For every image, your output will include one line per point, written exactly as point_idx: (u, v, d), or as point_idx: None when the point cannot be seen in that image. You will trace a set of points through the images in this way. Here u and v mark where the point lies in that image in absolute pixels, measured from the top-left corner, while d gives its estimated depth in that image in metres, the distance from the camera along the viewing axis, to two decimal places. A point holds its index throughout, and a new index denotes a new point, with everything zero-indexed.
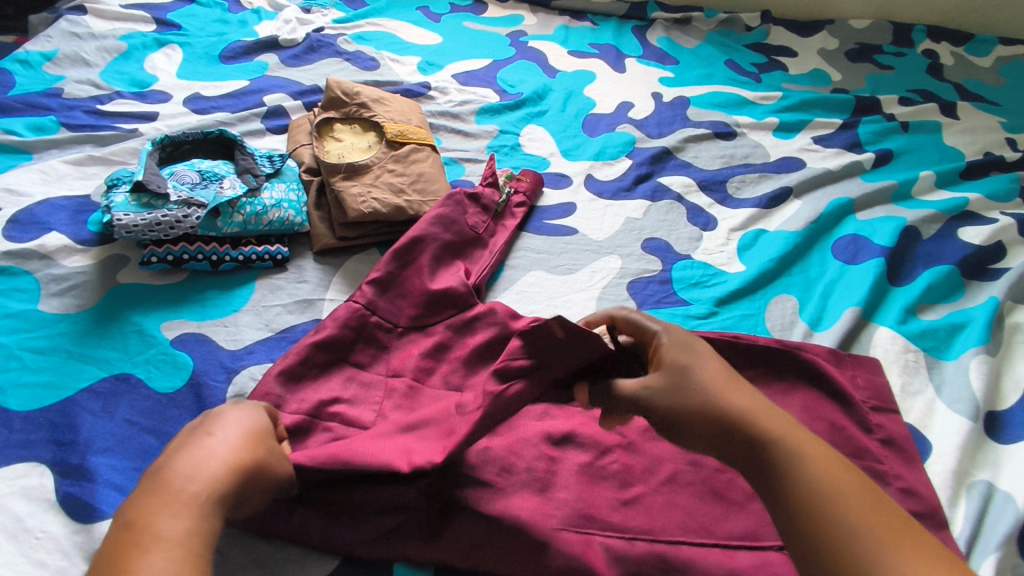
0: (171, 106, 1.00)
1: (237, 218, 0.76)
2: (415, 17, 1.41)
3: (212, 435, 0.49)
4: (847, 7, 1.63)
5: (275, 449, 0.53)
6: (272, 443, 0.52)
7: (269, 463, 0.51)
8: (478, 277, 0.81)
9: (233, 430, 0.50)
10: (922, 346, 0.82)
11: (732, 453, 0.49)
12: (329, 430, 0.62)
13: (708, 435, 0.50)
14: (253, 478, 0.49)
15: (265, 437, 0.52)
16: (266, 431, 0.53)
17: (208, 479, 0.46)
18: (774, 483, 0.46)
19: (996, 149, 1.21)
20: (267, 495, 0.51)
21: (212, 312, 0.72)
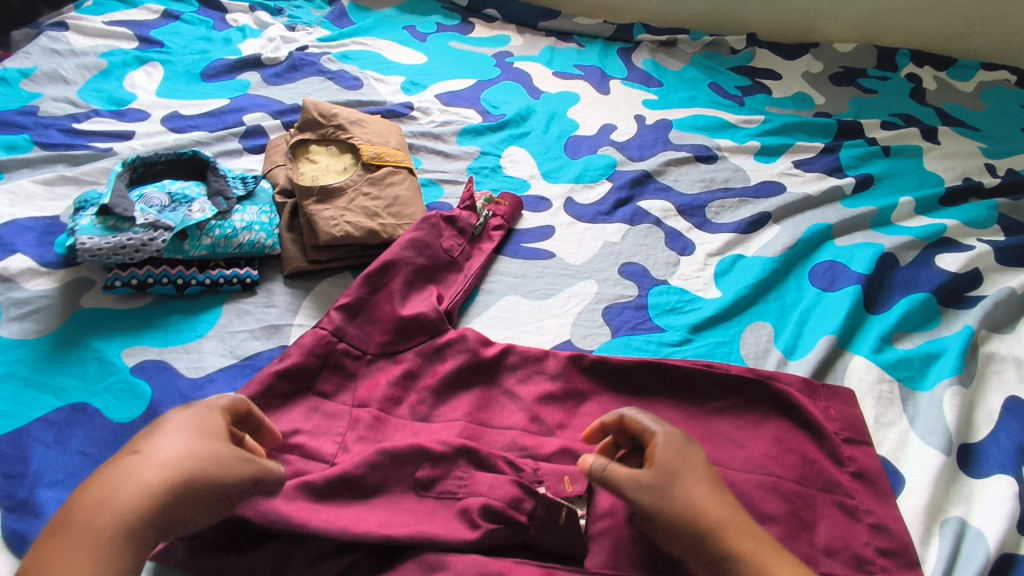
0: (148, 125, 0.99)
1: (205, 241, 0.75)
2: (401, 36, 1.41)
3: (142, 450, 0.48)
4: (832, 30, 1.65)
5: (228, 448, 0.50)
6: (215, 448, 0.50)
7: (214, 462, 0.49)
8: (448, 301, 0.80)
9: (167, 442, 0.49)
10: (898, 376, 0.82)
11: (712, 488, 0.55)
12: (289, 463, 0.60)
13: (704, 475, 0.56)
14: (190, 486, 0.47)
15: (213, 437, 0.51)
16: (220, 432, 0.52)
17: (133, 495, 0.45)
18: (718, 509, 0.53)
19: (975, 175, 1.22)
20: (219, 499, 0.49)
21: (175, 337, 0.71)
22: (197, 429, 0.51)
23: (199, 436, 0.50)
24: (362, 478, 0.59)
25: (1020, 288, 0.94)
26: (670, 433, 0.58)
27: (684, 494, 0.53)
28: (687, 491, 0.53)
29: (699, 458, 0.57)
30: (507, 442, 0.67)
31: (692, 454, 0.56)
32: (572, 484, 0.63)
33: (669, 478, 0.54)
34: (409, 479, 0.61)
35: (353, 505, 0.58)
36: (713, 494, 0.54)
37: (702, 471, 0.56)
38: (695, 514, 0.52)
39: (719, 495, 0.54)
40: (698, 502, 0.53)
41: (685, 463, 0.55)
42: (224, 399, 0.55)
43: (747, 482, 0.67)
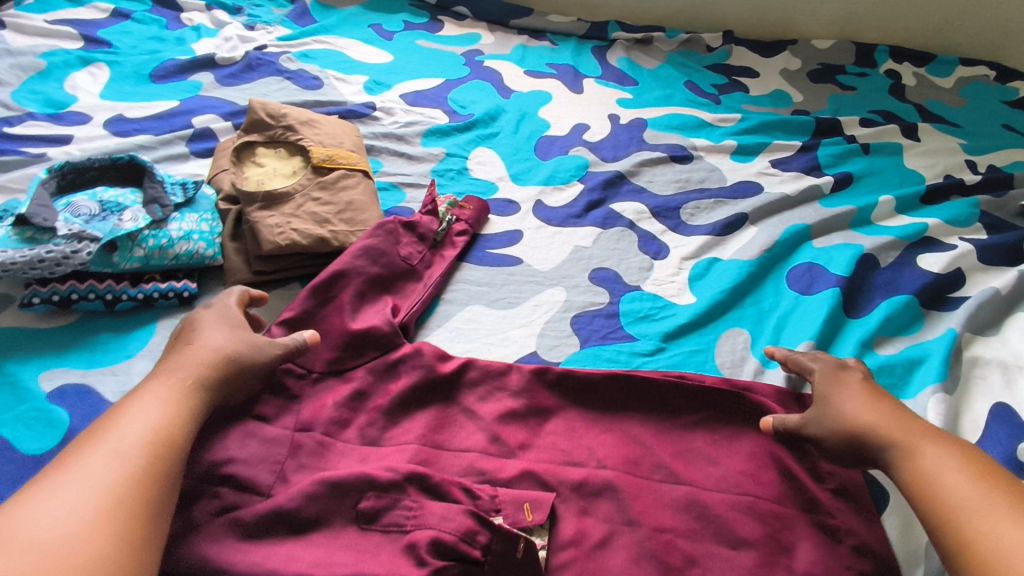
0: (88, 129, 0.93)
1: (137, 252, 0.69)
2: (366, 34, 1.36)
3: (194, 339, 0.60)
4: (810, 26, 1.62)
5: (260, 337, 0.62)
6: (247, 333, 0.62)
7: (248, 346, 0.61)
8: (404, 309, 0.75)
9: (212, 331, 0.61)
10: (880, 383, 0.78)
11: (861, 395, 0.62)
12: (219, 497, 0.55)
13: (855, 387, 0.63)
14: (231, 364, 0.59)
15: (238, 328, 0.62)
16: (241, 326, 0.63)
17: (192, 367, 0.57)
18: (869, 409, 0.61)
19: (956, 172, 1.19)
20: (256, 371, 0.60)
21: (102, 358, 0.66)
22: (225, 323, 0.62)
23: (231, 328, 0.62)
24: (298, 514, 0.55)
25: (1005, 288, 0.90)
26: (825, 364, 0.68)
27: (833, 407, 0.62)
28: (839, 403, 0.62)
29: (855, 379, 0.65)
30: (462, 465, 0.63)
31: (847, 375, 0.66)
32: (532, 512, 0.59)
33: (824, 396, 0.64)
34: (351, 511, 0.56)
35: (289, 545, 0.53)
36: (862, 398, 0.62)
37: (859, 386, 0.63)
38: (851, 421, 0.60)
39: (876, 403, 0.61)
40: (852, 411, 0.61)
41: (842, 382, 0.65)
42: (232, 295, 0.66)
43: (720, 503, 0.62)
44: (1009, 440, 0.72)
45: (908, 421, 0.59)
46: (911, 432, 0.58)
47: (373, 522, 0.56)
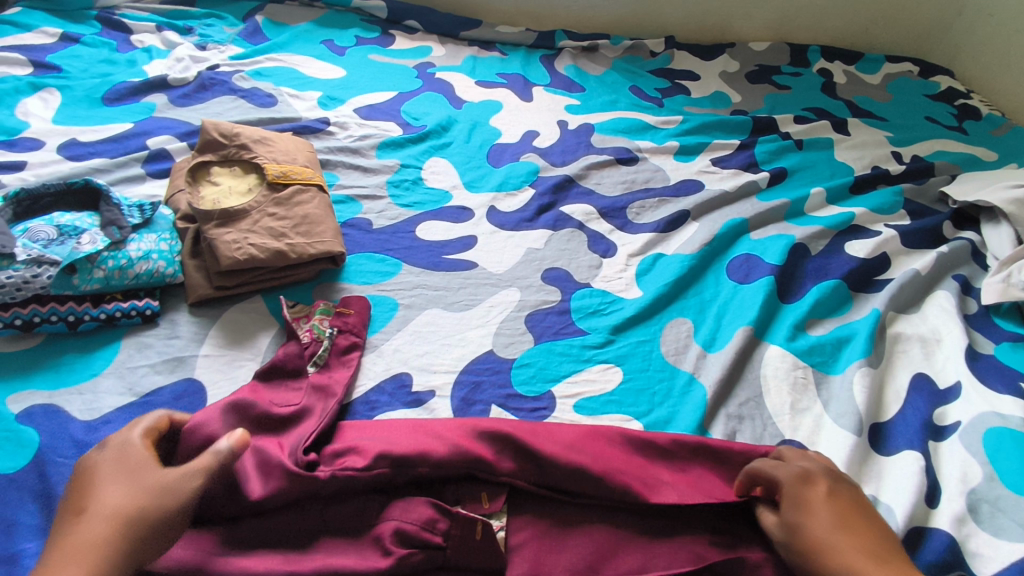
0: (42, 154, 0.95)
1: (97, 274, 0.71)
2: (318, 50, 1.39)
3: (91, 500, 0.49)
4: (746, 30, 1.71)
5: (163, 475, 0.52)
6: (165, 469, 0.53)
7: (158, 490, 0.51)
8: (300, 446, 0.61)
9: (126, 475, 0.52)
10: (811, 362, 0.85)
11: (839, 518, 0.56)
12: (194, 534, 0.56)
13: (834, 507, 0.57)
14: (141, 523, 0.48)
15: (142, 466, 0.53)
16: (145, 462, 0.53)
17: (91, 548, 0.46)
18: (840, 538, 0.54)
19: (882, 163, 1.28)
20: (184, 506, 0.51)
21: (68, 378, 0.68)
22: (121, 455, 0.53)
23: (132, 474, 0.52)
24: (265, 517, 0.57)
25: (923, 268, 0.98)
26: (786, 475, 0.59)
27: (804, 539, 0.55)
28: (807, 528, 0.55)
29: (825, 504, 0.57)
30: None
31: (810, 493, 0.58)
32: (490, 500, 0.62)
33: (790, 522, 0.57)
34: (318, 511, 0.59)
35: (259, 547, 0.56)
36: (836, 520, 0.55)
37: (831, 506, 0.57)
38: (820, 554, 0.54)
39: (848, 527, 0.55)
40: (824, 548, 0.54)
41: (806, 506, 0.57)
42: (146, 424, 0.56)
43: (674, 497, 0.63)
44: (926, 407, 0.79)
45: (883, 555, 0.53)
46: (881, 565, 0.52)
47: (338, 515, 0.59)
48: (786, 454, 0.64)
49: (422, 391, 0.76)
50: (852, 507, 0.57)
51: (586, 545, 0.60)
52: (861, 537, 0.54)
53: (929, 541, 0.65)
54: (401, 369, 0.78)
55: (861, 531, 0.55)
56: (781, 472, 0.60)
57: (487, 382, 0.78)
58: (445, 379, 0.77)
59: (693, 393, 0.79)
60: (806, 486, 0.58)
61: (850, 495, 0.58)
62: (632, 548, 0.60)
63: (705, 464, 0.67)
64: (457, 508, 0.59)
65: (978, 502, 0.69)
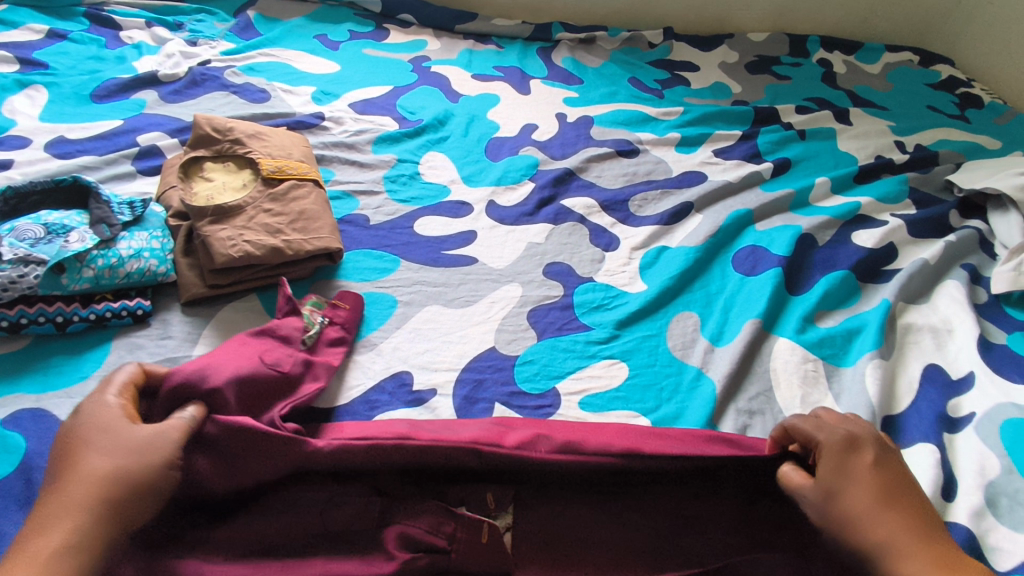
0: (29, 152, 0.92)
1: (87, 273, 0.69)
2: (311, 45, 1.37)
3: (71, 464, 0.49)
4: (745, 20, 1.69)
5: (139, 432, 0.51)
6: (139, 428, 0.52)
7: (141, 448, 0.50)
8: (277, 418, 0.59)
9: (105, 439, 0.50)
10: (821, 354, 0.83)
11: (884, 487, 0.52)
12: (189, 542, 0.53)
13: (880, 475, 0.53)
14: (125, 481, 0.48)
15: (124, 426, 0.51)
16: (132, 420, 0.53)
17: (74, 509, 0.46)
18: (880, 508, 0.51)
19: (886, 152, 1.27)
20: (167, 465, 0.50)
21: (57, 381, 0.66)
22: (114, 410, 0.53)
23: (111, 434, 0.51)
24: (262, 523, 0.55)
25: (932, 258, 0.96)
26: (832, 437, 0.56)
27: (840, 501, 0.52)
28: (846, 494, 0.52)
29: (872, 476, 0.53)
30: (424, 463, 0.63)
31: (857, 460, 0.54)
32: (495, 502, 0.60)
33: (829, 485, 0.53)
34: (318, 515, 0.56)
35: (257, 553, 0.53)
36: (879, 488, 0.52)
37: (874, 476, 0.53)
38: (855, 524, 0.51)
39: (890, 497, 0.52)
40: (861, 515, 0.51)
41: (850, 470, 0.54)
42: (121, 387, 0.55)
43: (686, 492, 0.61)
44: (939, 398, 0.77)
45: (920, 532, 0.50)
46: (919, 542, 0.49)
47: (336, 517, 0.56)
48: (826, 417, 0.60)
49: (423, 390, 0.73)
50: (895, 476, 0.54)
51: (597, 549, 0.58)
52: (900, 513, 0.51)
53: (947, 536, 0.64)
54: (401, 367, 0.76)
55: (903, 504, 0.52)
56: (826, 433, 0.57)
57: (490, 380, 0.76)
58: (447, 377, 0.75)
59: (702, 388, 0.77)
60: (853, 447, 0.55)
61: (893, 461, 0.55)
62: (641, 547, 0.58)
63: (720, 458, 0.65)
64: (461, 510, 0.57)
65: (997, 495, 0.67)
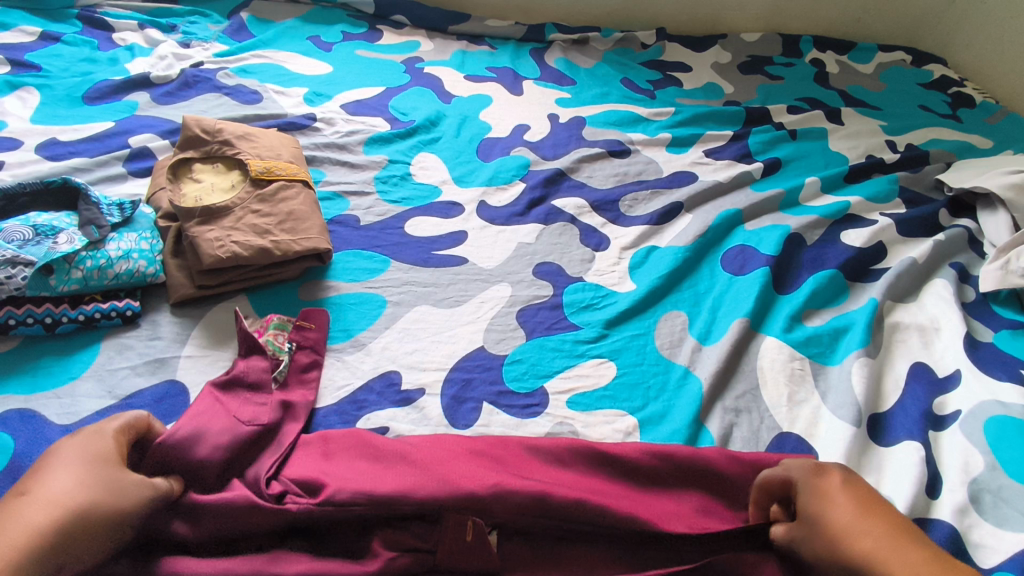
0: (21, 154, 0.93)
1: (75, 274, 0.70)
2: (304, 47, 1.37)
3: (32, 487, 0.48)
4: (738, 20, 1.70)
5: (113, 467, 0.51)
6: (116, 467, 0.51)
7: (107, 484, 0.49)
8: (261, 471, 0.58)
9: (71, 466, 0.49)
10: (808, 353, 0.83)
11: (858, 503, 0.52)
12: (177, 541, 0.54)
13: (855, 495, 0.53)
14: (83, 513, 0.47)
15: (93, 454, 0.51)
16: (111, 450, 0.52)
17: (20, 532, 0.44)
18: (859, 525, 0.51)
19: (876, 152, 1.27)
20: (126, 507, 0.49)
21: (45, 382, 0.66)
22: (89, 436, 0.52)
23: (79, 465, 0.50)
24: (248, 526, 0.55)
25: (920, 257, 0.97)
26: (798, 468, 0.57)
27: (820, 528, 0.52)
28: (826, 519, 0.52)
29: (843, 492, 0.53)
30: None
31: (825, 481, 0.55)
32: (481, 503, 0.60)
33: (809, 514, 0.53)
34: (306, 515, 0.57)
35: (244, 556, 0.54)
36: (855, 506, 0.52)
37: (848, 494, 0.53)
38: (841, 549, 0.50)
39: (868, 513, 0.51)
40: (842, 533, 0.51)
41: (824, 494, 0.54)
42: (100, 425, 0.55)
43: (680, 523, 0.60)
44: (925, 396, 0.77)
45: (902, 539, 0.49)
46: (901, 549, 0.48)
47: (334, 539, 0.57)
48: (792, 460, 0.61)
49: (412, 390, 0.74)
50: (867, 495, 0.53)
51: (584, 554, 0.58)
52: (878, 525, 0.50)
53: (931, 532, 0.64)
54: (389, 367, 0.76)
55: (880, 520, 0.51)
56: (795, 468, 0.58)
57: (478, 379, 0.76)
58: (435, 376, 0.76)
59: (689, 386, 0.78)
60: (824, 475, 0.56)
61: (865, 485, 0.55)
62: (628, 563, 0.58)
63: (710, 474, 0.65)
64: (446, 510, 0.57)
65: (980, 492, 0.67)
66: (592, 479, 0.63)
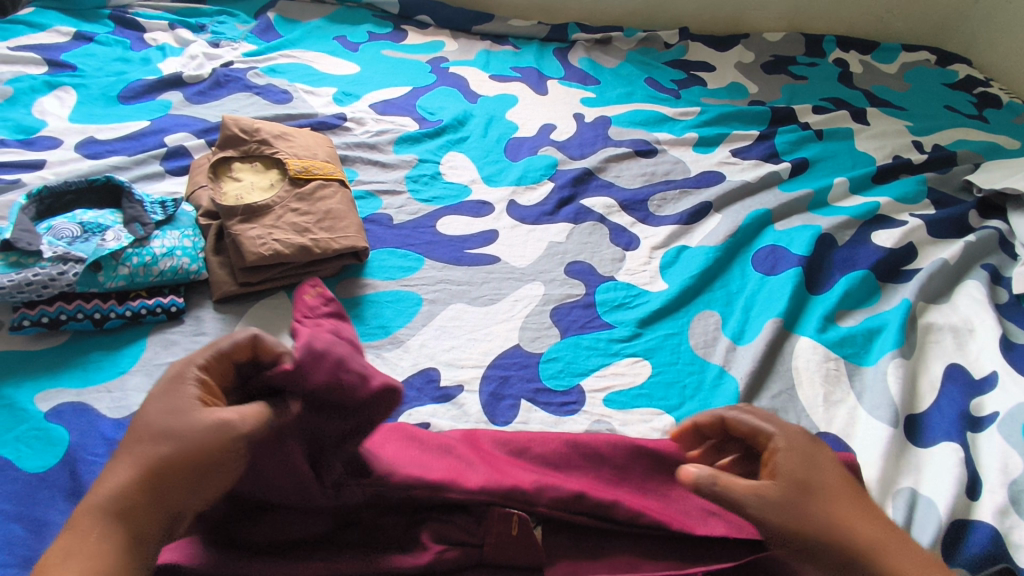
0: (61, 152, 0.94)
1: (122, 271, 0.71)
2: (331, 47, 1.38)
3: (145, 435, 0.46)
4: (760, 20, 1.69)
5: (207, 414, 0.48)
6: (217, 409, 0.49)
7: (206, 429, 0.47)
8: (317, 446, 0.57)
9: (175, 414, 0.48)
10: (842, 353, 0.83)
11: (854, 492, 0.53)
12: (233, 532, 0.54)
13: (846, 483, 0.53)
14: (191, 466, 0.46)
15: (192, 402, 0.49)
16: (191, 404, 0.49)
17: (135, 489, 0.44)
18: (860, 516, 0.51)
19: (904, 152, 1.27)
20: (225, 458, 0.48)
21: (96, 376, 0.67)
22: (168, 392, 0.50)
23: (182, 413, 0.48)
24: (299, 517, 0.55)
25: (952, 258, 0.97)
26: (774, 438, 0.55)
27: (814, 512, 0.50)
28: (819, 504, 0.51)
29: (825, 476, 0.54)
30: None
31: (817, 460, 0.54)
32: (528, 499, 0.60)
33: (794, 490, 0.51)
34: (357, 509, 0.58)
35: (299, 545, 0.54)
36: (844, 491, 0.52)
37: (838, 481, 0.53)
38: (840, 534, 0.50)
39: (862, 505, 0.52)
40: (834, 522, 0.50)
41: (812, 474, 0.53)
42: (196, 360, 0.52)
43: (722, 526, 0.60)
44: (962, 397, 0.77)
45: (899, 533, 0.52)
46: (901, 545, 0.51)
47: (381, 529, 0.57)
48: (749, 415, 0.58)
49: (450, 387, 0.75)
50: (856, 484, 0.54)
51: (630, 549, 0.58)
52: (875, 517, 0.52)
53: (971, 534, 0.64)
54: (428, 364, 0.77)
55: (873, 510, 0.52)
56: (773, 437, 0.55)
57: (515, 377, 0.77)
58: (473, 374, 0.76)
59: (725, 385, 0.78)
60: (806, 453, 0.54)
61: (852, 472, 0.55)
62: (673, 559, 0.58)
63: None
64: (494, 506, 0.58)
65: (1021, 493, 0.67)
66: (634, 475, 0.63)
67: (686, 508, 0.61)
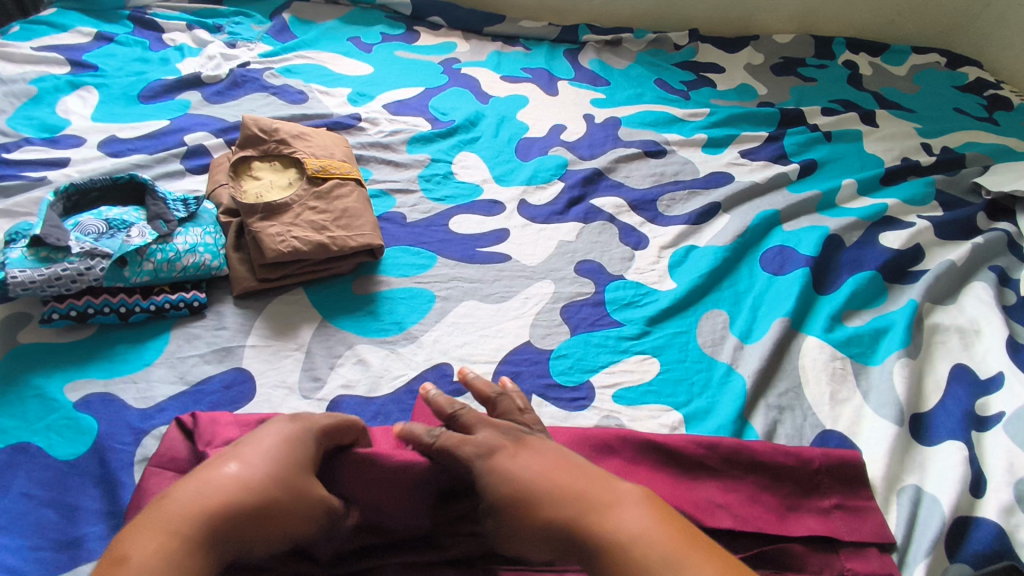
0: (84, 151, 0.97)
1: (146, 266, 0.73)
2: (345, 48, 1.40)
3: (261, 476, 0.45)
4: (770, 22, 1.70)
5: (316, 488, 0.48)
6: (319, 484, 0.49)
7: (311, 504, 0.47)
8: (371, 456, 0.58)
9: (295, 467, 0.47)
10: (848, 353, 0.84)
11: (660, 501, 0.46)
12: None
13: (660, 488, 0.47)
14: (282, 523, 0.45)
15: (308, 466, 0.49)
16: (306, 459, 0.49)
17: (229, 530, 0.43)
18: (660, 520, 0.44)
19: (912, 155, 1.27)
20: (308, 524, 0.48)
21: (121, 368, 0.69)
22: (293, 439, 0.49)
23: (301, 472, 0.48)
24: None
25: (959, 259, 0.97)
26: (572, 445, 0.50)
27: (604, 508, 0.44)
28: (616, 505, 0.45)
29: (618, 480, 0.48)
30: None
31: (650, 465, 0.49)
32: None
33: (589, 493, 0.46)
34: None
35: None
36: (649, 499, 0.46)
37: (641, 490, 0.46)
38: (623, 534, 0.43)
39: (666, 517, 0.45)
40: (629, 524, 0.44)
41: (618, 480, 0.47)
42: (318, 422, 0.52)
43: (728, 519, 0.62)
44: (967, 397, 0.78)
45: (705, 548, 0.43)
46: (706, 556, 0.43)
47: None
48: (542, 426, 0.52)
49: None
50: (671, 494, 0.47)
51: None
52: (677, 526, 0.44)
53: (975, 531, 0.65)
54: (441, 359, 0.78)
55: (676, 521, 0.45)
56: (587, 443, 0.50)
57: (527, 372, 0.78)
58: (485, 369, 0.78)
59: (732, 383, 0.79)
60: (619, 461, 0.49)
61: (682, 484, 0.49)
62: None
63: (759, 472, 0.66)
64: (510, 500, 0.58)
65: None
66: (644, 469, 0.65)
67: (695, 500, 0.63)
